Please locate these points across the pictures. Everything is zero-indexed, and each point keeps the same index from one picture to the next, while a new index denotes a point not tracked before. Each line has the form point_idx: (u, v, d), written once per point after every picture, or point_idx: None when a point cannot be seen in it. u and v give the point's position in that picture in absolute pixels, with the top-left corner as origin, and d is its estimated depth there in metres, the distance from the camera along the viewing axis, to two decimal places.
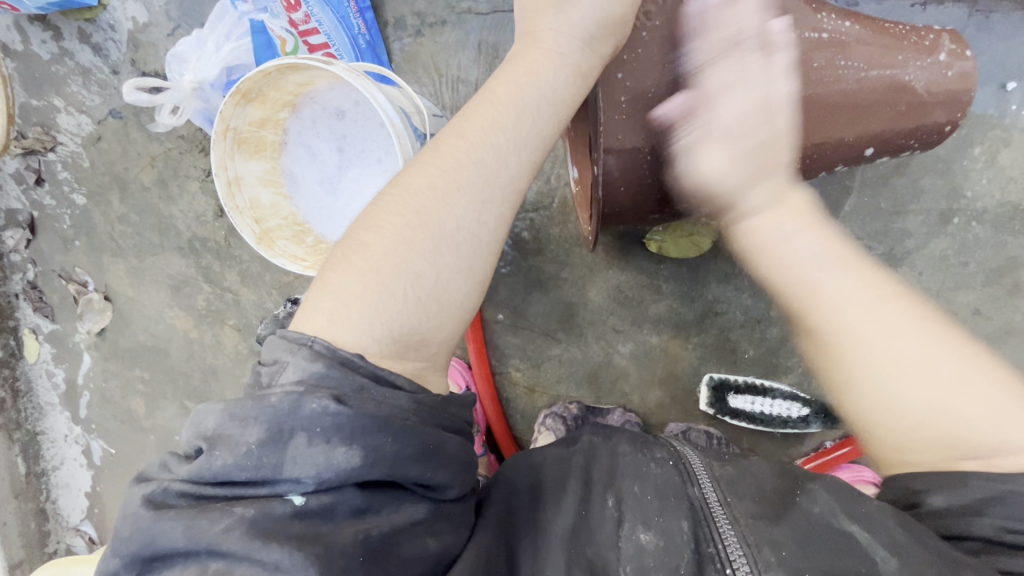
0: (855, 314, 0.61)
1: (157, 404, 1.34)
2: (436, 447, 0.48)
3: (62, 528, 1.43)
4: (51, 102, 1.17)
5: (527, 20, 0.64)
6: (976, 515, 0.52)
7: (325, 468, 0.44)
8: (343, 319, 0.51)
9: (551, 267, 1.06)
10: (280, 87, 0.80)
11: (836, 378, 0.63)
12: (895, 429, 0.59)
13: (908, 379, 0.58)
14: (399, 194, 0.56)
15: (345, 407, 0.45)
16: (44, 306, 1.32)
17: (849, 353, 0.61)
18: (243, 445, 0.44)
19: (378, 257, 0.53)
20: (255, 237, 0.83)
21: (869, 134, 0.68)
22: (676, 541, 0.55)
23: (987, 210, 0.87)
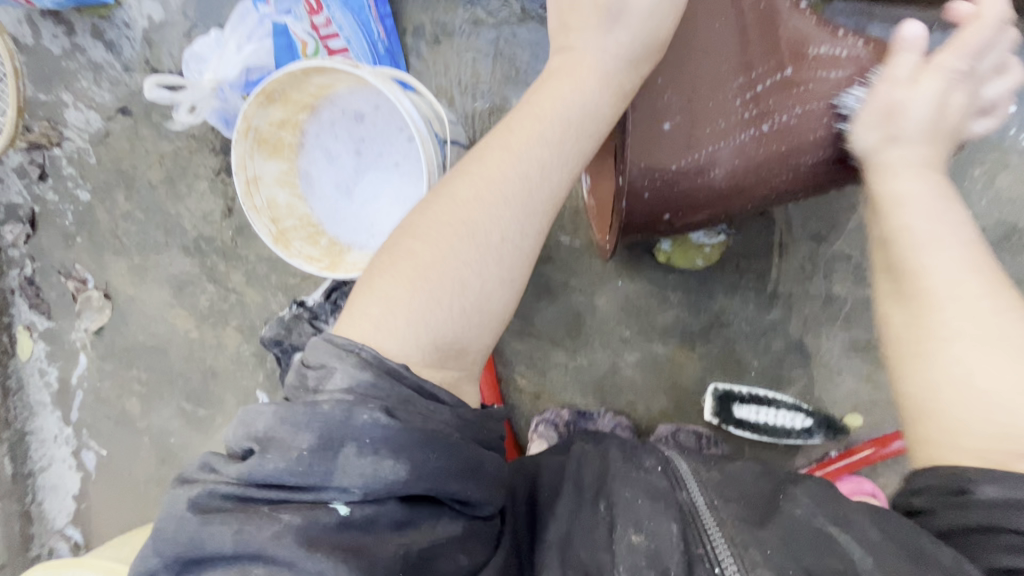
0: (964, 288, 0.54)
1: (154, 405, 1.32)
2: (477, 464, 0.50)
3: (47, 531, 1.39)
4: (59, 97, 1.16)
5: (563, 36, 0.66)
6: (1015, 510, 0.45)
7: (372, 479, 0.45)
8: (389, 326, 0.53)
9: (561, 276, 1.07)
10: (304, 89, 0.80)
11: (913, 349, 0.55)
12: (965, 416, 0.50)
13: (1005, 360, 0.49)
14: (444, 202, 0.58)
15: (394, 420, 0.46)
16: (41, 303, 1.30)
17: (948, 320, 0.53)
18: (295, 451, 0.45)
19: (425, 266, 0.55)
20: (272, 237, 0.83)
21: None
22: (666, 543, 0.55)
23: (987, 229, 0.90)
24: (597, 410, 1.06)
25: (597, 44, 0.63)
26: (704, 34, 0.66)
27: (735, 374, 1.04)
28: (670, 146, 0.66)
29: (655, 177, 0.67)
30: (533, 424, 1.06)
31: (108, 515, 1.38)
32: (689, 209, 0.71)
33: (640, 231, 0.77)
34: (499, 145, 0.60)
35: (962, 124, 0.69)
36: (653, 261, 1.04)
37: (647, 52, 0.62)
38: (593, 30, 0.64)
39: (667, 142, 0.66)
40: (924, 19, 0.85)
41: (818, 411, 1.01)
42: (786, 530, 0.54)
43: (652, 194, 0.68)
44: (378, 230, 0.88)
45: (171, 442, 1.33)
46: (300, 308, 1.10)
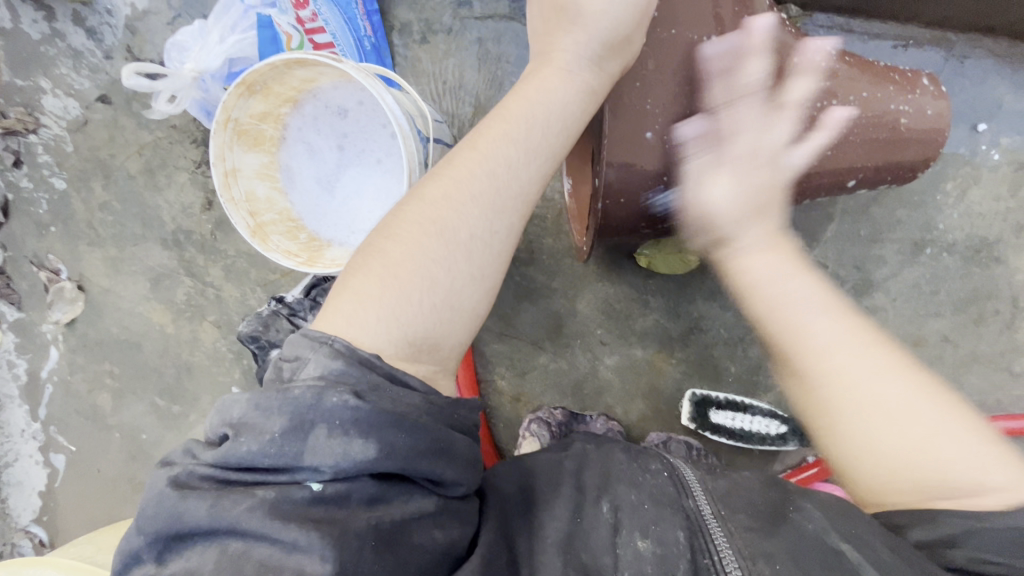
0: (821, 342, 0.60)
1: (126, 400, 1.30)
2: (445, 446, 0.50)
3: (10, 529, 1.35)
4: (37, 83, 1.14)
5: (544, 40, 0.66)
6: (950, 545, 0.50)
7: (342, 459, 0.45)
8: (360, 321, 0.53)
9: (542, 277, 1.07)
10: (286, 81, 0.79)
11: (823, 426, 0.60)
12: (875, 474, 0.56)
13: (890, 416, 0.56)
14: (416, 202, 0.59)
15: (364, 402, 0.46)
16: (11, 293, 1.27)
17: (815, 388, 0.60)
18: (267, 434, 0.45)
19: (397, 263, 0.55)
20: (249, 230, 0.82)
21: (851, 168, 0.73)
22: (672, 551, 0.55)
23: (957, 243, 0.92)
24: (589, 414, 1.06)
25: (572, 47, 0.64)
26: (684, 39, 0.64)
27: (712, 380, 1.05)
28: (645, 150, 0.66)
29: (633, 177, 0.67)
30: (524, 424, 1.05)
31: (74, 513, 1.34)
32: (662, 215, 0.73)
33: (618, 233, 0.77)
34: (472, 147, 0.61)
35: (923, 136, 0.72)
36: (634, 264, 1.04)
37: (615, 47, 0.62)
38: (570, 35, 0.64)
39: (646, 146, 0.66)
40: (900, 36, 0.87)
41: (792, 417, 1.02)
42: (792, 545, 0.53)
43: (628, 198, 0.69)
44: (357, 226, 0.88)
45: (143, 438, 1.30)
46: (278, 304, 1.09)
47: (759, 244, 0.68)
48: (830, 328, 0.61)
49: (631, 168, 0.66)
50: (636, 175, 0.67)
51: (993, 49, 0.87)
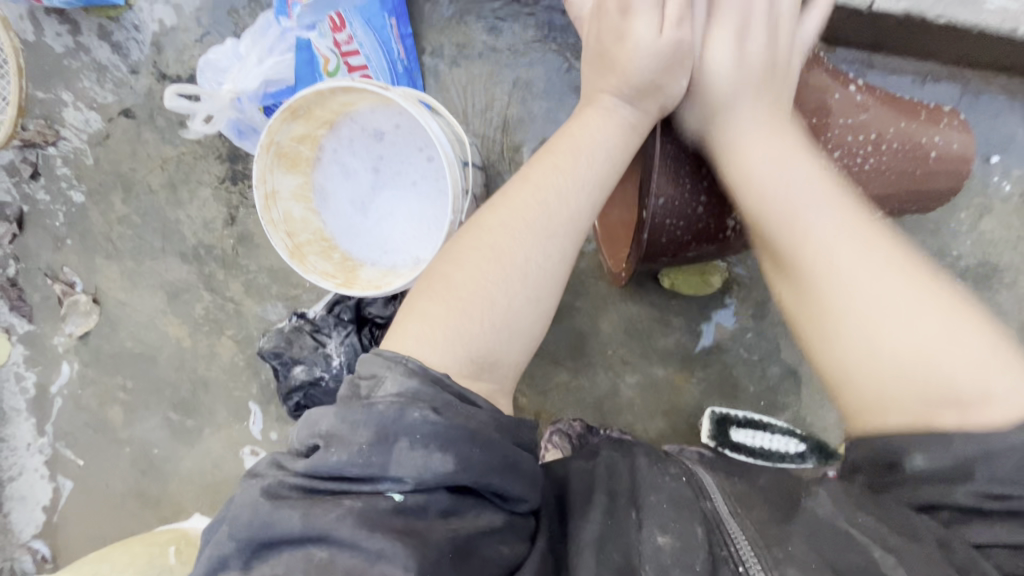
0: (830, 239, 0.63)
1: (138, 414, 1.28)
2: (514, 462, 0.56)
3: (13, 544, 1.33)
4: (58, 96, 1.13)
5: (590, 84, 0.73)
6: (958, 482, 0.51)
7: (424, 470, 0.51)
8: (429, 342, 0.59)
9: (566, 296, 1.09)
10: (328, 105, 0.80)
11: (814, 330, 0.64)
12: (871, 391, 0.58)
13: (889, 303, 0.59)
14: (473, 233, 0.66)
15: (442, 417, 0.52)
16: (23, 305, 1.25)
17: (824, 278, 0.63)
18: (356, 444, 0.51)
19: (460, 288, 0.62)
20: (288, 251, 0.82)
21: (882, 200, 0.76)
22: (692, 543, 0.57)
23: (970, 268, 0.96)
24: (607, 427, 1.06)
25: (612, 88, 0.70)
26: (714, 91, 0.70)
27: (731, 398, 1.07)
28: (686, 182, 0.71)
29: (673, 209, 0.72)
30: (545, 437, 1.03)
31: (81, 529, 1.32)
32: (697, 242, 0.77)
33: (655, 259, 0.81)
34: (526, 178, 0.68)
35: (955, 159, 0.75)
36: (657, 286, 1.06)
37: (649, 87, 0.69)
38: (609, 80, 0.71)
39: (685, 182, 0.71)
40: (919, 71, 0.91)
41: (811, 436, 1.03)
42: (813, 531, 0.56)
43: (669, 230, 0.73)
44: (391, 247, 0.89)
45: (155, 452, 1.29)
46: (301, 320, 1.10)
47: (790, 185, 0.66)
48: (851, 255, 0.62)
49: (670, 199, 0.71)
50: (675, 207, 0.72)
51: (1007, 85, 0.91)
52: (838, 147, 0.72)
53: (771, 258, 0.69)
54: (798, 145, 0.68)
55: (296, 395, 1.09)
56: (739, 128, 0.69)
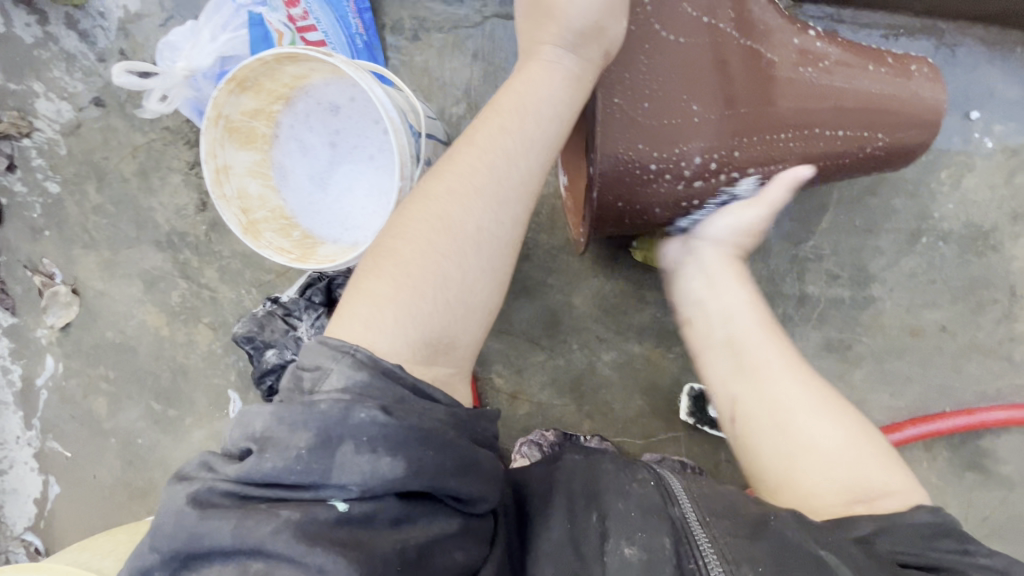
0: (772, 373, 0.72)
1: (121, 405, 1.29)
2: (472, 462, 0.55)
3: (5, 538, 1.34)
4: (30, 87, 1.14)
5: (528, 39, 0.69)
6: (872, 541, 0.58)
7: (370, 476, 0.50)
8: (379, 325, 0.58)
9: (538, 273, 1.06)
10: (277, 78, 0.79)
11: (749, 432, 0.71)
12: (802, 480, 0.66)
13: (813, 412, 0.69)
14: (417, 204, 0.64)
15: (391, 418, 0.51)
16: (5, 298, 1.26)
17: (770, 416, 0.70)
18: (294, 449, 0.49)
19: (408, 263, 0.60)
20: (241, 227, 0.81)
21: (844, 154, 0.73)
22: (659, 556, 0.60)
23: (953, 231, 0.92)
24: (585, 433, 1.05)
25: (553, 38, 0.66)
26: (666, 40, 0.66)
27: None
28: (639, 140, 0.66)
29: (621, 168, 0.67)
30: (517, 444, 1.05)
31: (70, 521, 1.33)
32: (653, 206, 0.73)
33: (611, 224, 0.77)
34: (470, 142, 0.65)
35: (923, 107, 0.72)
36: (630, 259, 1.04)
37: (592, 33, 0.64)
38: (552, 33, 0.67)
39: (638, 137, 0.66)
40: (890, 25, 0.88)
41: None
42: (779, 551, 0.58)
43: (617, 191, 0.70)
44: (351, 224, 0.88)
45: (139, 442, 1.29)
46: (273, 304, 1.09)
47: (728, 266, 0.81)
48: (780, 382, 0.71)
49: (619, 158, 0.67)
50: (623, 167, 0.68)
51: (982, 36, 0.87)
52: (795, 100, 0.69)
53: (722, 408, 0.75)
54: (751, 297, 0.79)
55: (269, 379, 1.08)
56: (725, 270, 0.80)
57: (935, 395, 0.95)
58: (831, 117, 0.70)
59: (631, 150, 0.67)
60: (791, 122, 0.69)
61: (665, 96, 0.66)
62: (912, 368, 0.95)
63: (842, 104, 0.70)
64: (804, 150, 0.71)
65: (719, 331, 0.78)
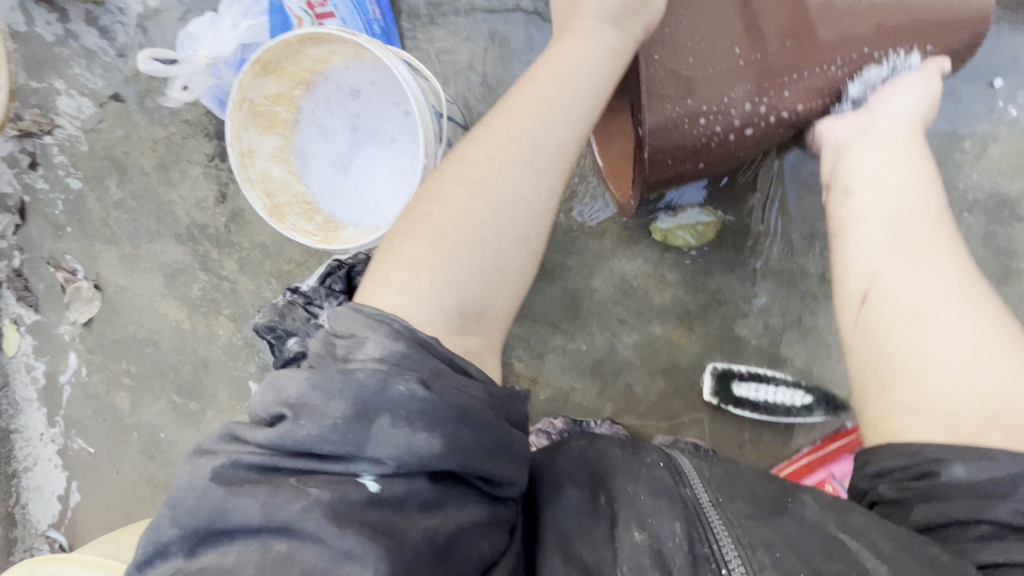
0: (927, 261, 0.66)
1: (143, 399, 1.30)
2: (504, 442, 0.54)
3: (30, 535, 1.36)
4: (51, 84, 1.15)
5: (565, 15, 0.71)
6: (996, 498, 0.54)
7: (405, 451, 0.49)
8: (415, 289, 0.58)
9: (557, 256, 1.06)
10: (299, 62, 0.80)
11: (887, 321, 0.65)
12: (931, 389, 0.61)
13: (978, 317, 0.62)
14: (459, 163, 0.65)
15: (429, 394, 0.50)
16: (29, 295, 1.28)
17: (912, 312, 0.64)
18: (329, 418, 0.49)
19: (445, 228, 0.61)
20: (267, 209, 0.81)
21: (894, 67, 0.73)
22: (670, 542, 0.59)
23: (978, 201, 0.91)
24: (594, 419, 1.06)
25: (593, 13, 0.67)
26: None
27: (734, 353, 1.03)
28: (688, 95, 0.68)
29: (671, 119, 0.69)
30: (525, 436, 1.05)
31: (94, 516, 1.34)
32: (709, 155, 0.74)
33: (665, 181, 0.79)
34: (514, 105, 0.65)
35: (962, 27, 0.72)
36: (650, 239, 1.04)
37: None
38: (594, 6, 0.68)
39: (682, 92, 0.68)
40: None
41: (817, 387, 1.01)
42: (796, 536, 0.57)
43: (669, 145, 0.71)
44: (373, 207, 0.88)
45: (161, 437, 1.30)
46: (294, 294, 1.09)
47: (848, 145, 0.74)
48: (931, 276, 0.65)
49: (668, 112, 0.68)
50: (672, 119, 0.69)
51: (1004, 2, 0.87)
52: (836, 26, 0.69)
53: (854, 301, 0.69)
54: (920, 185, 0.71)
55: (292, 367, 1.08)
56: (907, 160, 0.72)
57: None
58: (872, 39, 0.70)
59: (680, 106, 0.68)
60: (836, 50, 0.70)
61: (708, 45, 0.67)
62: None
63: (887, 22, 0.69)
64: (852, 71, 0.72)
65: (883, 206, 0.70)
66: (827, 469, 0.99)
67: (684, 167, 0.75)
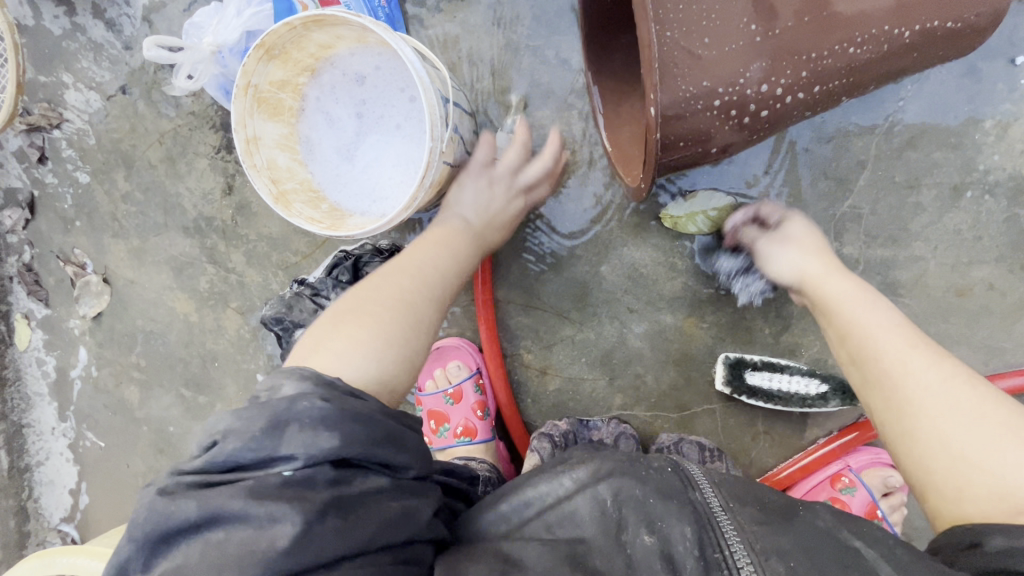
0: (915, 368, 0.64)
1: (152, 393, 1.30)
2: (396, 435, 0.56)
3: (44, 528, 1.37)
4: (59, 78, 1.16)
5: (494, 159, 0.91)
6: None
7: (310, 447, 0.50)
8: (349, 360, 0.62)
9: (565, 245, 1.05)
10: (304, 47, 0.79)
11: (890, 434, 0.64)
12: (947, 486, 0.57)
13: (968, 421, 0.58)
14: (402, 273, 0.75)
15: (329, 403, 0.52)
16: (39, 290, 1.28)
17: (902, 417, 0.62)
18: (248, 432, 0.50)
19: (380, 317, 0.67)
20: (272, 196, 0.80)
21: (911, 41, 0.70)
22: (682, 546, 0.59)
23: (999, 183, 0.88)
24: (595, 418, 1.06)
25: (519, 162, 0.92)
26: None
27: (746, 343, 1.02)
28: (704, 77, 0.64)
29: (683, 102, 0.66)
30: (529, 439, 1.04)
31: (106, 510, 1.35)
32: (720, 135, 0.72)
33: (671, 163, 0.77)
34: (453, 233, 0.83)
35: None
36: (659, 227, 1.02)
37: None
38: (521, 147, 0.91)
39: (698, 72, 0.64)
40: None
41: (833, 375, 0.99)
42: (810, 542, 0.58)
43: (681, 128, 0.68)
44: (379, 196, 0.87)
45: (170, 431, 1.30)
46: (300, 286, 1.08)
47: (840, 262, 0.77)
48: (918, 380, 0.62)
49: (680, 95, 0.65)
50: (684, 102, 0.66)
51: None
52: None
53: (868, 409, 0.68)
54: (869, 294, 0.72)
55: None
56: (851, 287, 0.74)
57: (985, 356, 0.91)
58: (894, 12, 0.66)
59: (694, 88, 0.65)
60: (854, 26, 0.66)
61: (725, 20, 0.62)
62: (959, 329, 0.92)
63: None
64: (868, 46, 0.68)
65: (847, 316, 0.71)
66: (842, 461, 1.00)
67: (693, 147, 0.73)
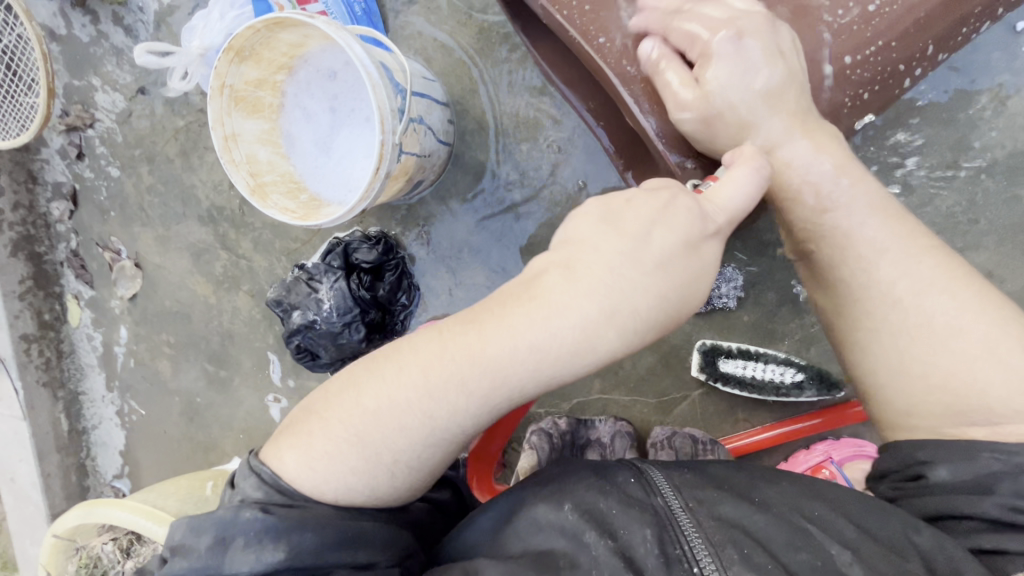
0: (879, 262, 0.63)
1: (181, 367, 1.43)
2: (357, 534, 0.55)
3: (100, 483, 1.55)
4: (90, 82, 1.28)
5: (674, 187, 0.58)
6: (986, 494, 0.53)
7: (256, 563, 0.51)
8: (305, 469, 0.55)
9: (544, 231, 1.06)
10: (275, 47, 0.84)
11: (852, 335, 0.65)
12: (907, 389, 0.60)
13: (934, 331, 0.59)
14: (397, 370, 0.56)
15: (270, 513, 0.52)
16: (85, 273, 1.44)
17: (872, 312, 0.63)
18: (196, 551, 0.51)
19: (349, 428, 0.55)
20: (249, 188, 0.87)
21: None
22: (641, 550, 0.55)
23: (997, 161, 0.82)
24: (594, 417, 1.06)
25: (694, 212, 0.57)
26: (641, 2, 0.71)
27: (723, 329, 1.00)
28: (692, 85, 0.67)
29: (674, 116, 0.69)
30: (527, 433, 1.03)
31: (149, 469, 1.51)
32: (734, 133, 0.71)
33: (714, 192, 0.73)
34: (539, 311, 0.54)
35: None
36: None
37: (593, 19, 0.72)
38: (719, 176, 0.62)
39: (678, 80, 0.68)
40: None
41: (810, 365, 0.97)
42: (764, 529, 0.55)
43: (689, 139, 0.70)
44: (353, 184, 0.92)
45: (198, 401, 1.43)
46: (298, 270, 1.11)
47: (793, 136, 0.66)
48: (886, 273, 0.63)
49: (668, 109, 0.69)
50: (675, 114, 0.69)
51: None
52: None
53: (826, 321, 0.68)
54: (844, 158, 0.66)
55: (296, 339, 1.11)
56: (820, 175, 0.67)
57: None
58: None
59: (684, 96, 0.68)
60: None
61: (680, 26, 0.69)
62: None
63: None
64: None
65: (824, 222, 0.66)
66: (825, 453, 0.96)
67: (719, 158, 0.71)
